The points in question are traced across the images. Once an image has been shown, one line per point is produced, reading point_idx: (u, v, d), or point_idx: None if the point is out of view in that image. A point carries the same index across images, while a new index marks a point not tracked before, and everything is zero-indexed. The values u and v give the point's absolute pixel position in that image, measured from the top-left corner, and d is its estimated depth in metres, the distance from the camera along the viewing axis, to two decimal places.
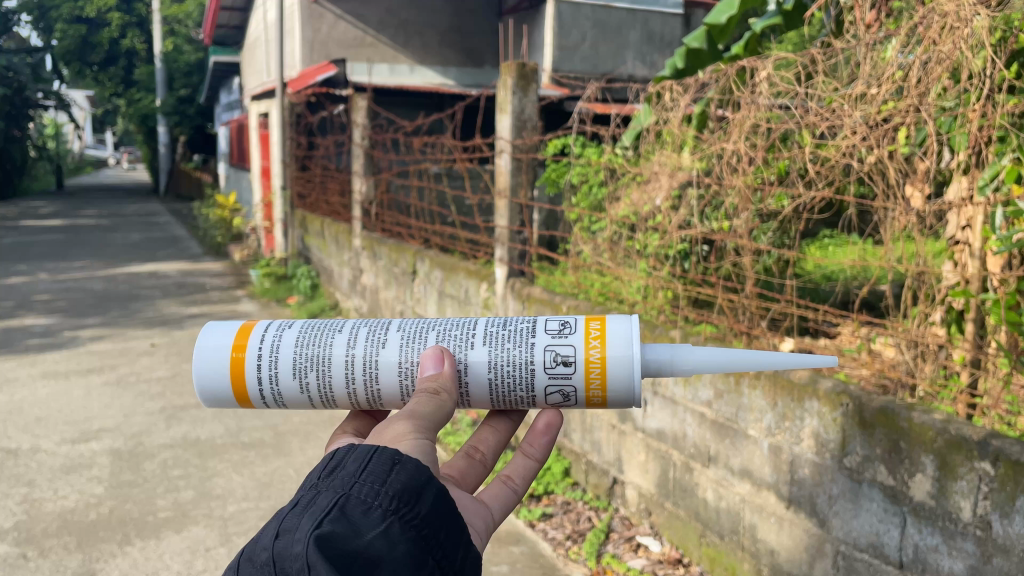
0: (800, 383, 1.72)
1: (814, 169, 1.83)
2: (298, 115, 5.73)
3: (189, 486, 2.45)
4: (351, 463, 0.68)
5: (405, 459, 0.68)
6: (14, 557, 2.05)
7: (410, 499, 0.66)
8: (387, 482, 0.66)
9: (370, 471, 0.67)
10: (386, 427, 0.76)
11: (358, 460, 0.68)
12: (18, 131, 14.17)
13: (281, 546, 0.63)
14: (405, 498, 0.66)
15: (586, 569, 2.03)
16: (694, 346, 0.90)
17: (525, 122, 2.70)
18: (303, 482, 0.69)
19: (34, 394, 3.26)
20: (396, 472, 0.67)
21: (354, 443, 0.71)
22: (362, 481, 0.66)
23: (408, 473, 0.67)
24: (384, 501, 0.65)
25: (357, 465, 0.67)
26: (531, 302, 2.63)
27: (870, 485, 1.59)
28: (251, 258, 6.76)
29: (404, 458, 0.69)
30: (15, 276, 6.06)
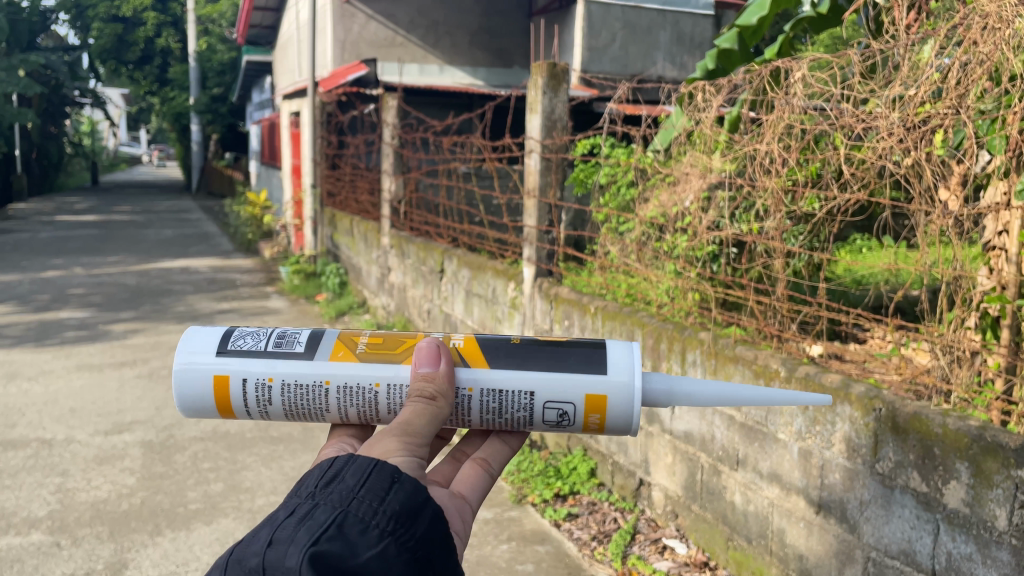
0: (832, 387, 1.71)
1: (848, 171, 1.81)
2: (329, 114, 5.78)
3: (218, 479, 2.48)
4: (350, 477, 0.66)
5: (403, 478, 0.67)
6: (48, 545, 2.09)
7: (407, 521, 0.65)
8: (385, 501, 0.65)
9: (369, 488, 0.65)
10: (376, 441, 0.73)
11: (358, 475, 0.66)
12: (55, 128, 14.43)
13: (272, 558, 0.61)
14: (403, 520, 0.65)
15: (612, 569, 2.03)
16: (696, 384, 0.83)
17: (555, 123, 2.71)
18: (298, 488, 0.67)
19: (69, 386, 3.32)
20: (395, 492, 0.66)
21: (351, 453, 0.69)
22: (361, 498, 0.65)
23: (406, 492, 0.66)
24: (382, 521, 0.64)
25: (357, 480, 0.66)
26: (559, 302, 2.65)
27: (902, 491, 1.57)
28: (281, 255, 6.83)
29: (402, 478, 0.67)
30: (52, 270, 6.18)
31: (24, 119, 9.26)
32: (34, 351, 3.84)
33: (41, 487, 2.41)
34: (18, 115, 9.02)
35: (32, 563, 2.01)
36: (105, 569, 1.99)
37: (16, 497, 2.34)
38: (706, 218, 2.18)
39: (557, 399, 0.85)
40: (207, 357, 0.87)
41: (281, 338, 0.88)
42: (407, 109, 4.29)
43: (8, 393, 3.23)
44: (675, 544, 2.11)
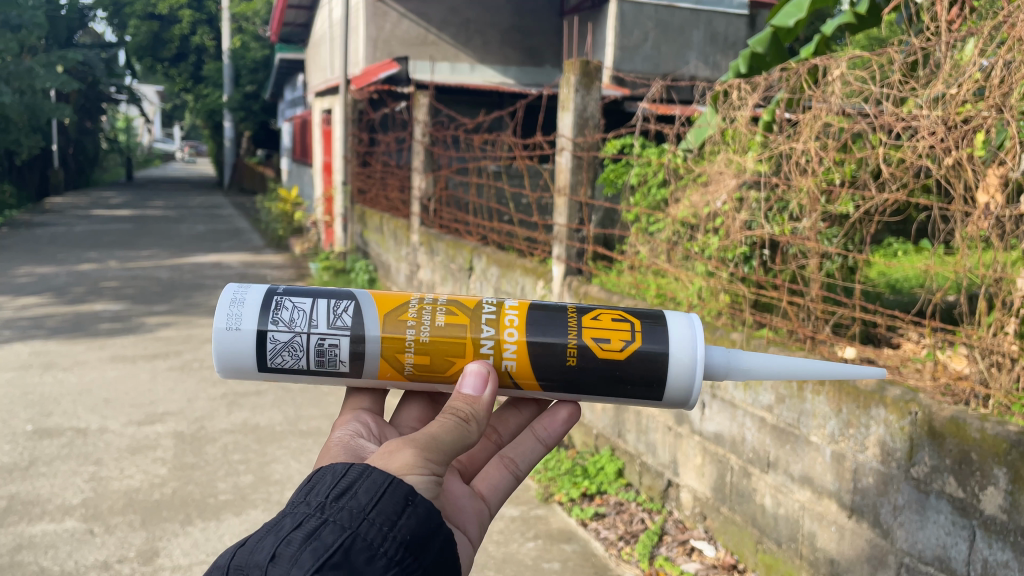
0: (866, 390, 1.68)
1: (887, 171, 1.80)
2: (360, 112, 5.82)
3: (248, 471, 2.50)
4: (363, 496, 0.69)
5: (416, 503, 0.70)
6: (81, 532, 2.12)
7: (415, 550, 0.68)
8: (395, 526, 0.68)
9: (379, 510, 0.68)
10: (394, 453, 0.76)
11: (369, 495, 0.69)
12: (92, 124, 14.67)
13: None
14: (411, 549, 0.68)
15: (639, 569, 2.02)
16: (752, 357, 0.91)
17: (587, 121, 2.70)
18: (310, 501, 0.70)
19: (103, 377, 3.37)
20: (405, 518, 0.69)
21: (367, 467, 0.72)
22: (370, 521, 0.67)
23: (417, 519, 0.69)
24: (390, 548, 0.66)
25: (368, 500, 0.69)
26: (588, 300, 2.64)
27: (937, 496, 1.54)
28: (311, 251, 6.88)
29: (415, 501, 0.70)
30: (87, 263, 6.28)
31: (62, 115, 9.41)
32: (70, 342, 3.90)
33: (75, 475, 2.45)
34: (56, 111, 9.17)
35: (66, 549, 2.04)
36: (137, 556, 2.02)
37: (51, 485, 2.38)
38: (738, 218, 2.16)
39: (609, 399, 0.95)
40: (250, 370, 0.92)
41: (319, 358, 0.92)
42: (438, 107, 4.30)
43: (43, 383, 3.29)
44: (703, 545, 2.10)
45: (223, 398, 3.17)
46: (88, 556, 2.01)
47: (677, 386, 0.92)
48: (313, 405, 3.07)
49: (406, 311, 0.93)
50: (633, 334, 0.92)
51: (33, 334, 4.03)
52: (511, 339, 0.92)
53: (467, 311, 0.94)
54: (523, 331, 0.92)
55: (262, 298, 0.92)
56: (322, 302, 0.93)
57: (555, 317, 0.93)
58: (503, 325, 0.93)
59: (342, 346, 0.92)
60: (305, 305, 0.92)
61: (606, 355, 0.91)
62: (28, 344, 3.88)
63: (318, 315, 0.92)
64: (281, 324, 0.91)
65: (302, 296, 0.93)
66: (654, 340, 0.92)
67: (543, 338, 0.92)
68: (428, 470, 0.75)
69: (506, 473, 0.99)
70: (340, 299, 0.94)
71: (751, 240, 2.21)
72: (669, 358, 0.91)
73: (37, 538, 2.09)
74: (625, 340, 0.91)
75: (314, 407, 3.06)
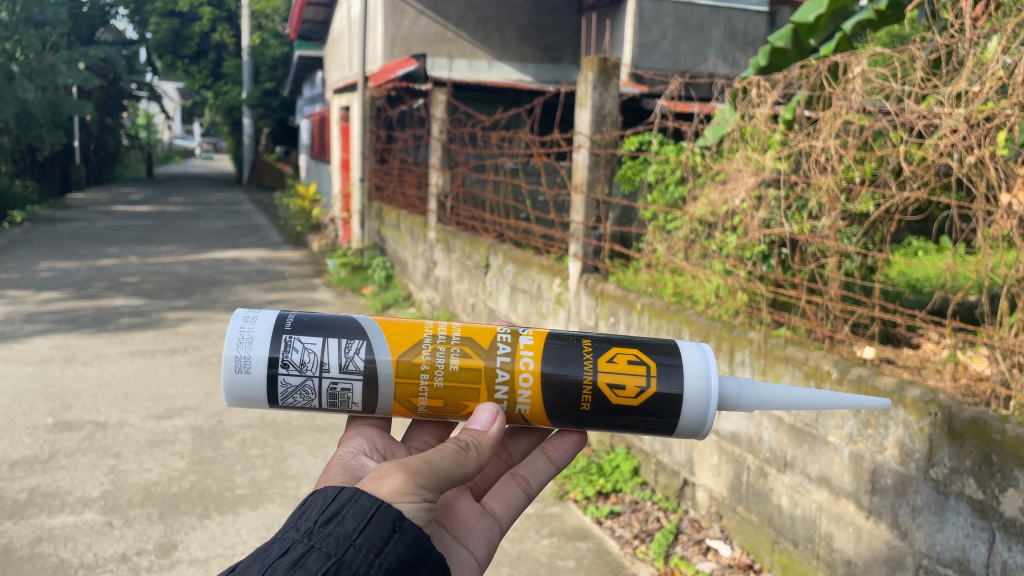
0: (886, 391, 1.67)
1: (908, 169, 1.78)
2: (378, 109, 5.83)
3: (265, 465, 2.52)
4: (350, 520, 0.68)
5: (405, 527, 0.69)
6: (101, 524, 2.14)
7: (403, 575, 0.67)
8: (382, 553, 0.67)
9: (366, 537, 0.67)
10: (385, 475, 0.75)
11: (357, 520, 0.68)
12: (113, 120, 14.80)
13: None
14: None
15: (654, 569, 2.01)
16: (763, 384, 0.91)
17: (604, 117, 2.69)
18: (298, 524, 0.69)
19: (123, 371, 3.41)
20: (393, 543, 0.67)
21: (356, 490, 0.70)
22: (357, 547, 0.66)
23: (405, 544, 0.68)
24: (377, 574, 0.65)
25: (356, 525, 0.67)
26: (605, 298, 2.63)
27: (957, 498, 1.53)
28: (329, 247, 6.91)
29: (403, 526, 0.69)
30: (108, 258, 6.34)
31: (84, 111, 9.50)
32: (90, 336, 3.95)
33: (95, 468, 2.48)
34: (78, 108, 9.26)
35: (85, 541, 2.06)
36: (155, 549, 2.03)
37: (71, 478, 2.41)
38: (756, 216, 2.15)
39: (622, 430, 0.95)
40: (261, 405, 0.92)
41: (331, 398, 0.91)
42: (455, 104, 4.30)
43: (65, 376, 3.33)
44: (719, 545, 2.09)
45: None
46: (107, 548, 2.03)
47: (689, 427, 0.92)
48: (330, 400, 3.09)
49: (420, 352, 0.92)
50: (648, 376, 0.91)
51: (55, 328, 4.08)
52: (526, 376, 0.92)
53: (480, 349, 0.93)
54: (539, 368, 0.92)
55: (271, 336, 0.90)
56: (332, 341, 0.91)
57: (570, 353, 0.92)
58: (517, 363, 0.92)
59: (353, 388, 0.91)
60: (315, 346, 0.90)
61: (621, 400, 0.91)
62: (50, 338, 3.93)
63: (329, 356, 0.90)
64: (291, 367, 0.89)
65: (311, 334, 0.91)
66: (668, 383, 0.91)
67: (558, 376, 0.91)
68: (419, 497, 0.74)
69: (519, 491, 0.99)
70: (351, 337, 0.92)
71: (770, 239, 2.19)
72: (683, 401, 0.90)
73: (57, 530, 2.12)
74: (641, 383, 0.91)
75: None
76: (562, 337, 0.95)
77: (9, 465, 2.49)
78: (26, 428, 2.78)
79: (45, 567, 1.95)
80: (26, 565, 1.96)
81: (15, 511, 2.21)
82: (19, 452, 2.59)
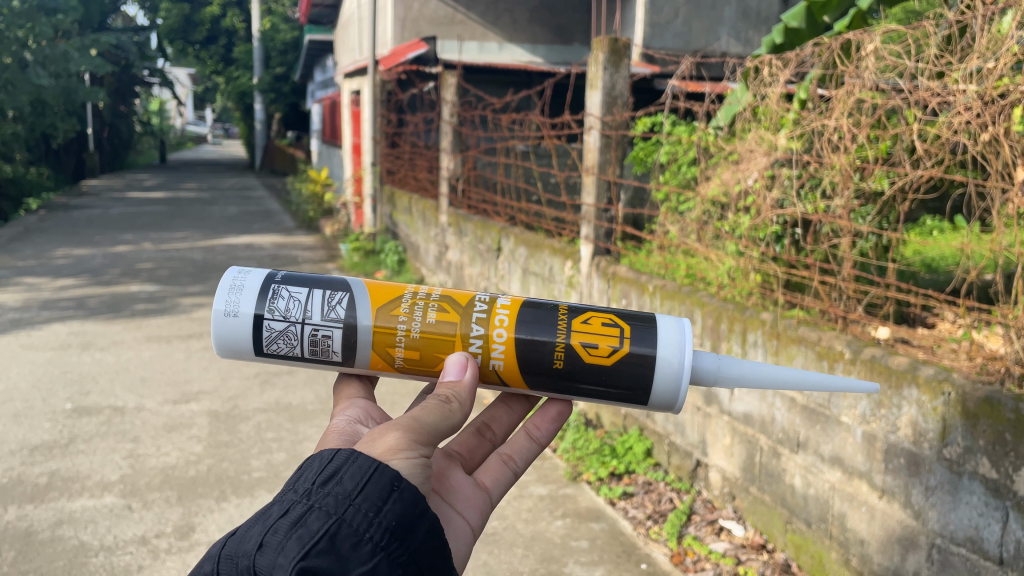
0: (899, 370, 1.66)
1: (922, 147, 1.76)
2: (389, 93, 5.82)
3: (281, 449, 2.54)
4: (348, 480, 0.67)
5: (403, 487, 0.68)
6: (120, 508, 2.18)
7: (402, 534, 0.66)
8: (381, 511, 0.66)
9: (365, 496, 0.66)
10: (379, 436, 0.74)
11: (355, 480, 0.67)
12: (126, 106, 14.86)
13: (265, 564, 0.62)
14: (398, 534, 0.65)
15: (667, 549, 2.02)
16: (742, 361, 0.88)
17: (616, 99, 2.68)
18: (297, 485, 0.68)
19: (140, 356, 3.44)
20: (391, 502, 0.67)
21: (354, 451, 0.70)
22: (356, 506, 0.65)
23: (404, 503, 0.67)
24: (375, 534, 0.64)
25: (354, 485, 0.67)
26: (617, 281, 2.63)
27: (970, 477, 1.53)
28: (342, 232, 6.93)
29: (401, 487, 0.68)
30: (123, 245, 6.38)
31: (97, 98, 9.54)
32: (107, 322, 3.98)
33: (113, 452, 2.51)
34: (91, 95, 9.29)
35: (105, 524, 2.09)
36: (174, 532, 2.06)
37: (90, 462, 2.44)
38: (769, 196, 2.13)
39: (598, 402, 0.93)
40: (247, 353, 0.92)
41: (314, 347, 0.91)
42: (466, 86, 4.28)
43: (82, 362, 3.36)
44: (732, 526, 2.10)
45: (256, 377, 3.22)
46: (127, 530, 2.06)
47: (662, 400, 0.90)
48: None
49: (399, 306, 0.92)
50: (622, 337, 0.89)
51: (73, 314, 4.12)
52: (501, 343, 0.91)
53: (458, 307, 0.93)
54: (512, 333, 0.91)
55: (260, 285, 0.91)
56: (321, 292, 0.92)
57: (544, 317, 0.91)
58: (494, 327, 0.91)
59: (336, 337, 0.91)
60: (303, 295, 0.92)
61: (594, 358, 0.89)
62: (67, 324, 3.97)
63: (314, 306, 0.91)
64: (275, 313, 0.90)
65: (301, 285, 0.92)
66: (641, 341, 0.89)
67: (531, 335, 0.90)
68: (414, 451, 0.74)
69: (504, 467, 0.98)
70: (336, 289, 0.92)
71: (783, 219, 2.18)
72: (654, 370, 0.89)
73: (77, 513, 2.15)
74: (613, 344, 0.89)
75: None
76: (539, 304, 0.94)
77: (30, 449, 2.53)
78: (46, 413, 2.81)
79: (67, 549, 1.98)
80: (48, 548, 1.99)
81: (37, 495, 2.25)
82: (39, 436, 2.62)
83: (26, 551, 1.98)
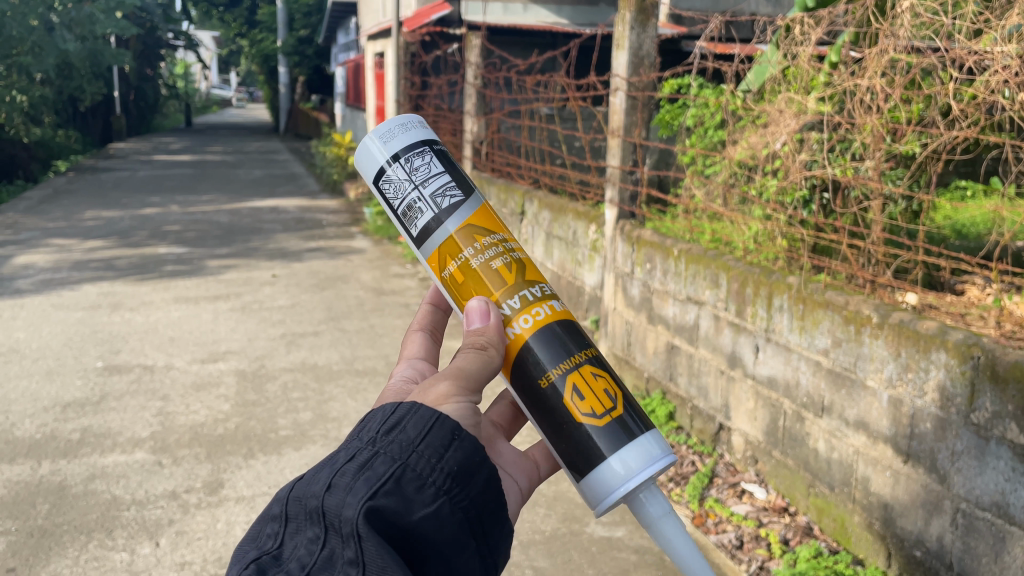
0: (927, 334, 1.64)
1: (957, 108, 1.72)
2: (412, 55, 5.78)
3: (307, 408, 2.58)
4: (411, 428, 0.67)
5: (463, 436, 0.68)
6: (151, 463, 2.22)
7: (462, 481, 0.66)
8: (442, 458, 0.66)
9: (427, 443, 0.66)
10: (430, 386, 0.72)
11: (418, 429, 0.67)
12: (152, 69, 14.92)
13: (333, 504, 0.63)
14: (458, 480, 0.66)
15: (688, 511, 2.04)
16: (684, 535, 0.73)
17: (642, 59, 2.64)
18: (361, 432, 0.68)
19: (168, 317, 3.49)
20: (453, 450, 0.67)
21: (415, 401, 0.70)
22: (419, 453, 0.65)
23: (464, 451, 0.67)
24: (438, 479, 0.65)
25: (417, 433, 0.67)
26: (641, 244, 2.61)
27: (997, 442, 1.51)
28: (365, 196, 6.95)
29: (462, 435, 0.68)
30: (150, 207, 6.45)
31: (122, 60, 9.58)
32: (136, 283, 4.04)
33: (144, 410, 2.55)
34: (117, 58, 9.33)
35: (136, 479, 2.14)
36: (204, 487, 2.11)
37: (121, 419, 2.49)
38: (797, 158, 2.09)
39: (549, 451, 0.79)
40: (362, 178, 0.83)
41: (403, 212, 0.81)
42: (490, 48, 4.23)
43: (112, 322, 3.42)
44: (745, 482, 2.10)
45: (282, 337, 3.26)
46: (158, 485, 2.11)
47: (593, 495, 0.75)
48: (368, 346, 3.14)
49: (479, 239, 0.80)
50: (606, 415, 0.75)
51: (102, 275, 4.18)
52: (514, 333, 0.78)
53: (519, 277, 0.80)
54: (535, 329, 0.77)
55: (410, 139, 0.81)
56: (450, 176, 0.81)
57: (561, 347, 0.77)
58: (524, 312, 0.78)
59: (424, 218, 0.80)
60: (437, 168, 0.80)
61: (572, 408, 0.76)
62: (97, 284, 4.03)
63: (436, 179, 0.80)
64: (399, 174, 0.80)
65: (442, 161, 0.81)
66: (614, 436, 0.74)
67: (542, 348, 0.77)
68: (466, 398, 0.72)
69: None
70: (456, 194, 0.80)
71: (812, 182, 2.14)
72: (605, 463, 0.74)
73: (109, 468, 2.20)
74: (588, 412, 0.75)
75: (370, 348, 3.13)
76: (575, 328, 0.79)
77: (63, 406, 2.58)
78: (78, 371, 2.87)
79: (99, 503, 2.03)
80: (82, 501, 2.04)
81: (70, 451, 2.30)
82: (72, 393, 2.68)
83: (61, 503, 2.03)
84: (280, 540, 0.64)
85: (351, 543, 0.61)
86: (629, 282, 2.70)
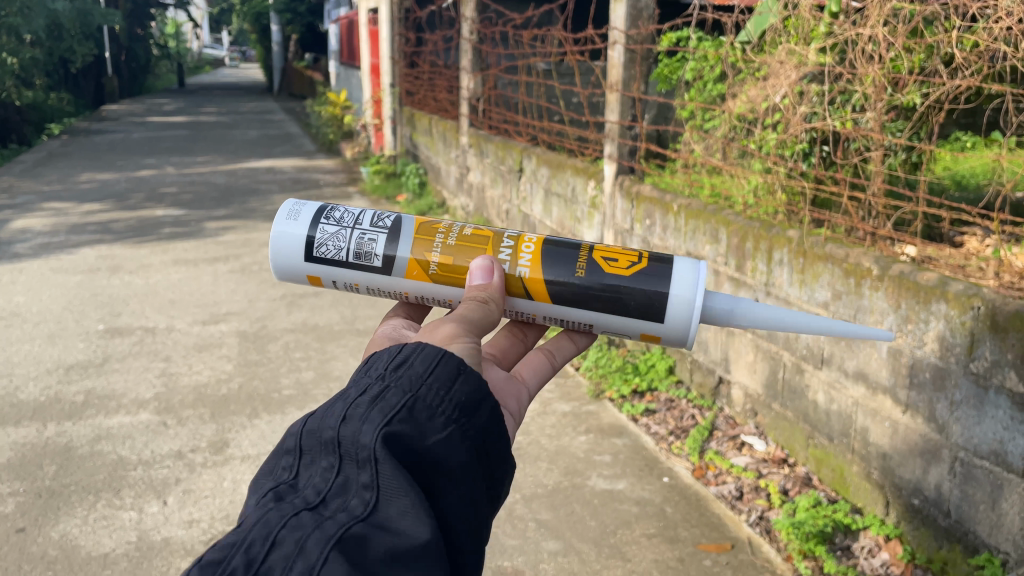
0: (927, 285, 1.65)
1: (961, 55, 1.69)
2: (407, 10, 5.68)
3: (310, 367, 2.59)
4: (419, 363, 0.72)
5: (469, 369, 0.73)
6: (156, 424, 2.24)
7: (469, 411, 0.72)
8: (450, 390, 0.71)
9: (435, 376, 0.71)
10: (438, 327, 0.81)
11: (426, 363, 0.72)
12: (143, 28, 14.73)
13: (349, 433, 0.68)
14: (466, 410, 0.71)
15: (688, 463, 2.06)
16: (755, 303, 0.92)
17: (640, 11, 2.59)
18: (371, 368, 0.73)
19: (168, 279, 3.48)
20: (460, 382, 0.72)
21: (421, 341, 0.74)
22: (428, 385, 0.71)
23: (470, 384, 0.73)
24: (447, 409, 0.70)
25: (425, 367, 0.72)
26: (641, 200, 2.60)
27: (997, 392, 1.52)
28: (362, 155, 6.90)
29: (467, 370, 0.73)
30: (146, 170, 6.40)
31: (113, 18, 9.43)
32: (134, 246, 4.02)
33: (147, 372, 2.56)
34: (107, 17, 9.16)
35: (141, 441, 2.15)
36: (209, 446, 2.13)
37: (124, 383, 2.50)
38: (798, 110, 2.07)
39: (613, 329, 0.97)
40: (297, 261, 0.98)
41: (355, 254, 0.97)
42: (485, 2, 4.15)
43: (112, 284, 3.41)
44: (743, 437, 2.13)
45: (282, 299, 3.26)
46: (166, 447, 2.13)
47: (674, 333, 0.94)
48: (369, 306, 3.15)
49: (435, 228, 0.99)
50: (641, 261, 0.95)
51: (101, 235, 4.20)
52: (519, 272, 0.95)
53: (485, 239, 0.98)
54: (534, 255, 0.96)
55: (314, 208, 0.99)
56: (367, 212, 1.00)
57: (566, 253, 0.96)
58: (516, 253, 0.96)
59: (372, 248, 0.97)
60: (354, 213, 1.00)
61: (615, 271, 0.94)
62: (95, 248, 4.01)
63: (360, 220, 0.99)
64: (330, 222, 0.98)
65: (348, 209, 1.00)
66: (655, 277, 0.93)
67: (557, 262, 0.95)
68: (469, 338, 0.80)
69: (544, 361, 0.97)
70: (383, 213, 1.00)
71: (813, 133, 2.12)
72: (666, 305, 0.93)
73: (115, 429, 2.22)
74: (623, 266, 0.94)
75: (370, 308, 3.13)
76: (561, 241, 0.98)
77: (65, 370, 2.59)
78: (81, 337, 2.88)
79: (106, 466, 2.05)
80: (89, 464, 2.06)
81: (75, 413, 2.32)
82: (74, 357, 2.69)
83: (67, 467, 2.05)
84: (295, 470, 0.69)
85: (368, 466, 0.66)
86: (629, 238, 2.70)
